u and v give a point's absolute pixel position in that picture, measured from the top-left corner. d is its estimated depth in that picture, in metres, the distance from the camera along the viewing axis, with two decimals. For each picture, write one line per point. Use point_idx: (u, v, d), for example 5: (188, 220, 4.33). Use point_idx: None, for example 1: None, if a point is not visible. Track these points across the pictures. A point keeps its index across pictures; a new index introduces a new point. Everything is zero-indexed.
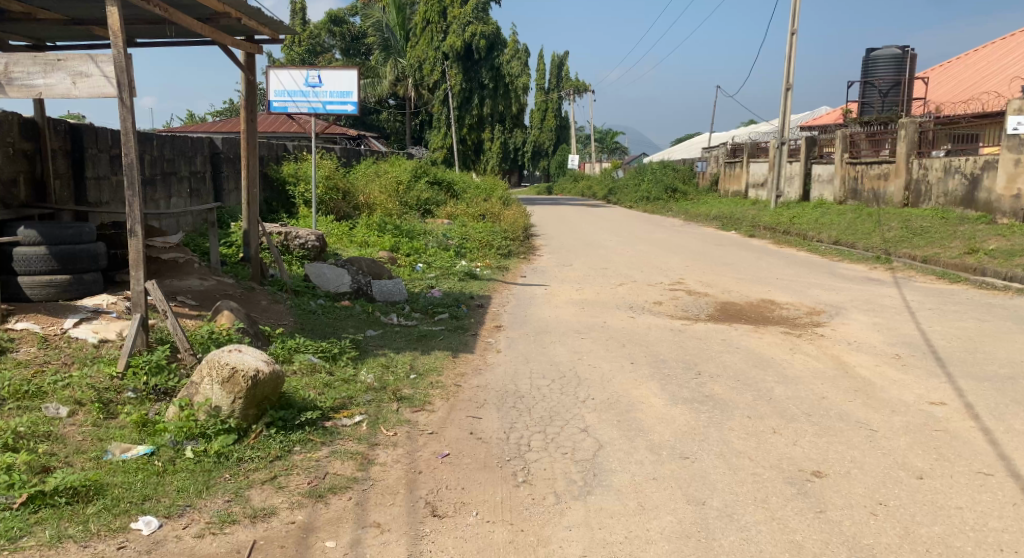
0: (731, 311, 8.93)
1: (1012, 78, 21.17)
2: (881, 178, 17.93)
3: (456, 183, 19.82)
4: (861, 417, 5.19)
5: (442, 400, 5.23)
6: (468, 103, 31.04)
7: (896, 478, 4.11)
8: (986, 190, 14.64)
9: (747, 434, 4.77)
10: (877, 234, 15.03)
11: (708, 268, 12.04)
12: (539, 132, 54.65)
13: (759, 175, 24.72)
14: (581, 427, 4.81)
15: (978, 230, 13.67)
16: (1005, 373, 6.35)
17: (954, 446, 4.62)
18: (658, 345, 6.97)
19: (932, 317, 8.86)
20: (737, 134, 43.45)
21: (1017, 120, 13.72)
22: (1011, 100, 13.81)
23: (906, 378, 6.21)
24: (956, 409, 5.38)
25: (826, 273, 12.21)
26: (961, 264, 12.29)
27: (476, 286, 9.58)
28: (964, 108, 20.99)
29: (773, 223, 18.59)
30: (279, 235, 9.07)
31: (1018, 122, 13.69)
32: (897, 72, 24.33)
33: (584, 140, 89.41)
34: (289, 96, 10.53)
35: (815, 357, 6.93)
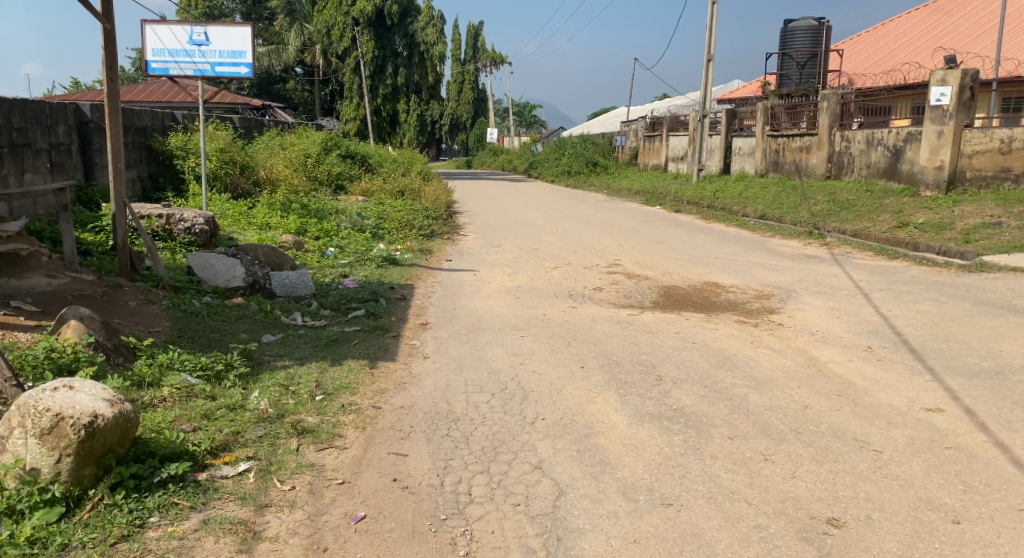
0: (675, 296, 8.02)
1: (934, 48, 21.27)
2: (802, 151, 17.47)
3: (371, 157, 18.43)
4: (857, 433, 4.39)
5: (355, 430, 4.14)
6: (381, 72, 29.40)
7: (929, 524, 3.36)
8: (909, 162, 14.21)
9: (735, 465, 3.89)
10: (804, 207, 14.53)
11: (643, 247, 11.22)
12: (456, 105, 53.05)
13: (679, 149, 24.22)
14: (533, 463, 3.83)
15: (904, 202, 13.21)
16: (990, 367, 5.72)
17: (976, 470, 3.89)
18: (608, 342, 6.01)
19: (887, 299, 8.27)
20: (653, 107, 43.19)
21: (940, 90, 13.29)
22: (934, 71, 13.37)
23: (888, 377, 5.48)
24: (957, 417, 4.65)
25: (761, 250, 11.49)
26: (893, 239, 11.72)
27: (396, 274, 8.42)
28: (884, 80, 20.91)
29: (697, 197, 18.01)
30: (160, 219, 7.69)
31: (941, 93, 13.27)
32: (815, 45, 23.49)
33: (500, 112, 88.19)
34: (170, 56, 8.94)
35: (782, 352, 6.10)
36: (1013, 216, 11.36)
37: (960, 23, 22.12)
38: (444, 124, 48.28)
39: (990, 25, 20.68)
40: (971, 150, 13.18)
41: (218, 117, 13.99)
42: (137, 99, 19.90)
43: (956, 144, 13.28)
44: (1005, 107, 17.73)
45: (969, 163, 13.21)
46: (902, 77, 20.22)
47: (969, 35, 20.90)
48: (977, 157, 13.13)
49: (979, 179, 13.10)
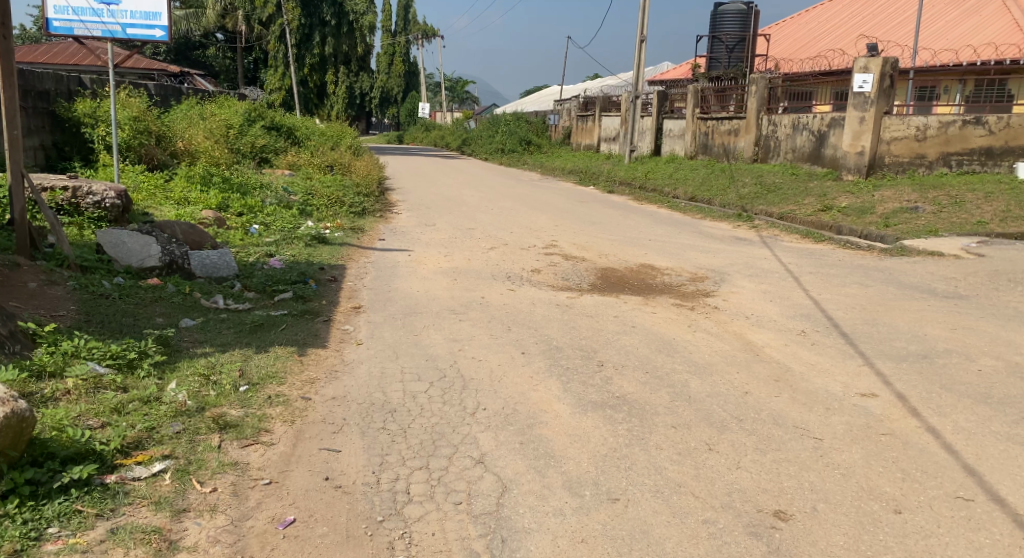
0: (612, 278, 7.87)
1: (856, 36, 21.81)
2: (731, 133, 17.59)
3: (298, 129, 17.76)
4: (797, 418, 4.35)
5: (284, 424, 3.88)
6: (308, 41, 28.35)
7: (872, 514, 3.34)
8: (833, 147, 14.24)
9: (680, 455, 3.80)
10: (732, 189, 14.63)
11: (578, 228, 11.12)
12: (386, 78, 51.79)
13: (611, 129, 24.23)
14: (474, 456, 3.66)
15: (828, 186, 13.33)
16: (918, 351, 5.58)
17: (913, 457, 3.88)
18: (547, 327, 5.84)
19: (817, 282, 7.92)
20: (585, 87, 43.19)
21: (862, 78, 13.34)
22: (856, 58, 13.41)
23: (823, 361, 5.37)
24: (890, 401, 4.61)
25: (693, 232, 11.44)
26: (818, 222, 11.64)
27: (325, 254, 8.04)
28: (810, 65, 21.38)
29: (629, 178, 18.01)
30: (65, 192, 7.14)
31: (864, 81, 13.32)
32: (743, 29, 23.35)
33: (432, 88, 86.78)
34: (74, 15, 8.23)
35: (719, 337, 5.85)
36: (928, 202, 11.56)
37: (879, 12, 22.87)
38: (374, 97, 47.14)
39: (907, 15, 21.42)
40: (889, 137, 13.34)
41: (131, 83, 13.16)
42: (41, 61, 18.71)
43: (876, 130, 13.35)
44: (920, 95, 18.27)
45: (888, 149, 13.37)
46: (827, 63, 20.70)
47: (888, 24, 21.61)
48: (895, 143, 13.34)
49: (896, 165, 13.36)
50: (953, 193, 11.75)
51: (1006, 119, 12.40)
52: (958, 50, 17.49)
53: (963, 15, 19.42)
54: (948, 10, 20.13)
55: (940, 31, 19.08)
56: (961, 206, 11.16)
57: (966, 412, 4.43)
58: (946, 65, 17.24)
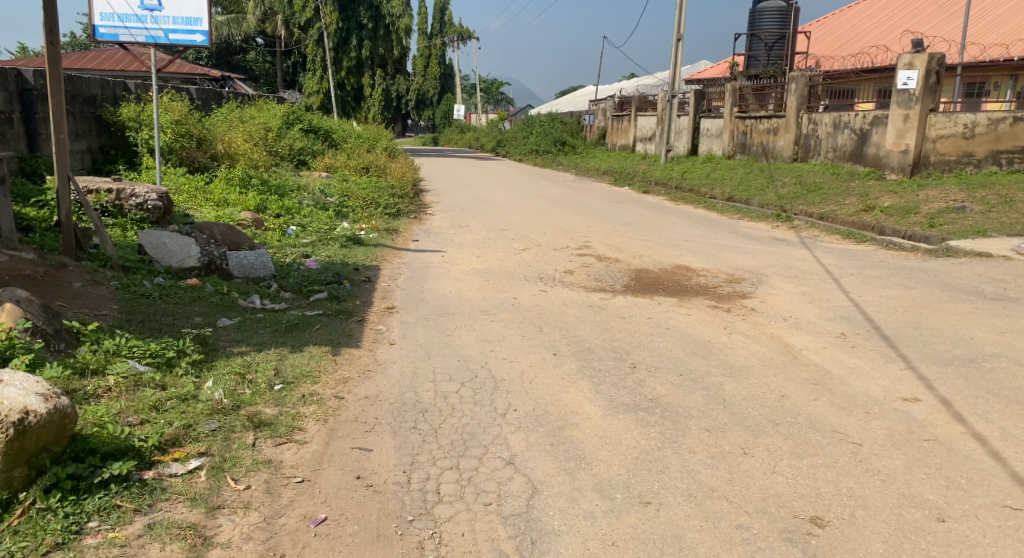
0: (646, 280, 7.79)
1: (900, 32, 21.35)
2: (769, 132, 17.29)
3: (335, 132, 17.95)
4: (835, 422, 4.25)
5: (317, 423, 3.92)
6: (345, 44, 28.58)
7: (914, 522, 3.25)
8: (875, 145, 13.93)
9: (714, 459, 3.74)
10: (771, 189, 14.41)
11: (613, 229, 11.04)
12: (422, 80, 52.02)
13: (647, 129, 24.04)
14: (504, 457, 3.66)
15: (870, 186, 13.04)
16: (963, 355, 5.42)
17: (957, 464, 3.76)
18: (581, 328, 5.81)
19: (857, 284, 7.74)
20: (621, 88, 42.93)
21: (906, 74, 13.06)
22: (901, 54, 13.09)
23: (862, 364, 5.24)
24: (934, 407, 4.47)
25: (730, 232, 11.27)
26: (859, 222, 11.40)
27: (359, 255, 8.10)
28: (852, 62, 20.98)
29: (665, 178, 17.87)
30: (109, 194, 7.32)
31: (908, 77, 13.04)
32: (783, 26, 23.02)
33: (468, 90, 87.08)
34: (120, 21, 8.48)
35: (755, 339, 5.75)
36: (976, 201, 11.25)
37: (923, 7, 22.28)
38: (411, 99, 47.43)
39: (954, 10, 20.83)
40: (935, 135, 13.00)
41: (174, 88, 13.43)
42: (88, 66, 19.18)
43: (921, 128, 13.02)
44: (968, 92, 17.77)
45: (933, 148, 13.04)
46: (870, 60, 20.28)
47: (933, 20, 21.06)
48: (941, 141, 12.99)
49: (941, 164, 13.03)
50: (1002, 192, 11.42)
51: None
52: (1007, 45, 16.99)
53: (1012, 9, 18.87)
54: (996, 4, 19.55)
55: (987, 26, 18.55)
56: (1010, 206, 10.84)
57: (1013, 419, 4.29)
58: (995, 61, 16.76)
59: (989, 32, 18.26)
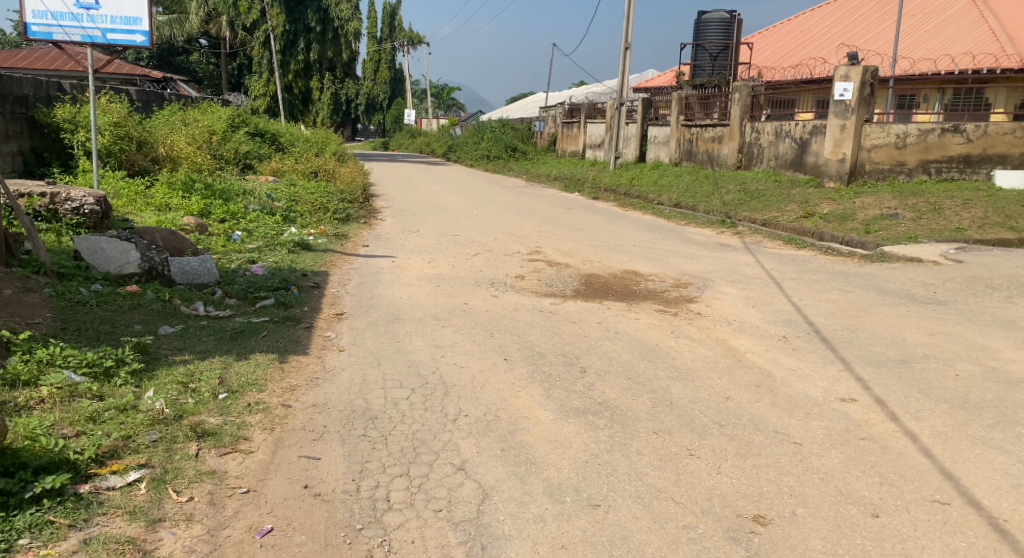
0: (596, 284, 7.87)
1: (837, 44, 22.07)
2: (715, 141, 17.62)
3: (282, 135, 17.71)
4: (777, 423, 4.35)
5: (262, 432, 3.86)
6: (293, 47, 28.13)
7: (851, 518, 3.36)
8: (814, 154, 14.33)
9: (661, 461, 3.80)
10: (716, 196, 14.69)
11: (564, 234, 11.11)
12: (371, 84, 51.61)
13: (596, 136, 24.30)
14: (455, 463, 3.65)
15: (810, 193, 13.38)
16: (896, 355, 5.62)
17: (891, 461, 3.90)
18: (531, 333, 5.84)
19: (798, 288, 7.95)
20: (570, 95, 43.35)
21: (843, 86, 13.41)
22: (837, 66, 13.44)
23: (803, 366, 5.38)
24: (869, 406, 4.62)
25: (677, 238, 11.44)
26: (800, 228, 11.71)
27: (307, 260, 8.00)
28: (792, 73, 21.60)
29: (615, 184, 18.07)
30: (43, 198, 7.10)
31: (844, 89, 13.38)
32: (726, 38, 23.73)
33: (418, 95, 86.82)
34: (53, 19, 8.21)
35: (701, 342, 5.86)
36: (907, 209, 11.66)
37: (859, 21, 23.03)
38: (359, 102, 46.98)
39: (887, 25, 21.59)
40: (870, 144, 13.41)
41: (113, 89, 13.07)
42: (22, 65, 18.52)
43: (857, 139, 13.40)
44: (900, 103, 18.40)
45: (869, 157, 13.46)
46: (809, 71, 20.93)
47: (868, 33, 21.79)
48: (876, 150, 13.42)
49: (876, 172, 13.47)
50: (931, 200, 11.84)
51: (983, 127, 12.59)
52: (936, 59, 17.70)
53: (940, 24, 19.67)
54: (925, 20, 20.36)
55: (918, 42, 19.28)
56: (939, 213, 11.26)
57: (942, 417, 4.46)
58: (925, 73, 17.40)
59: (919, 45, 19.01)
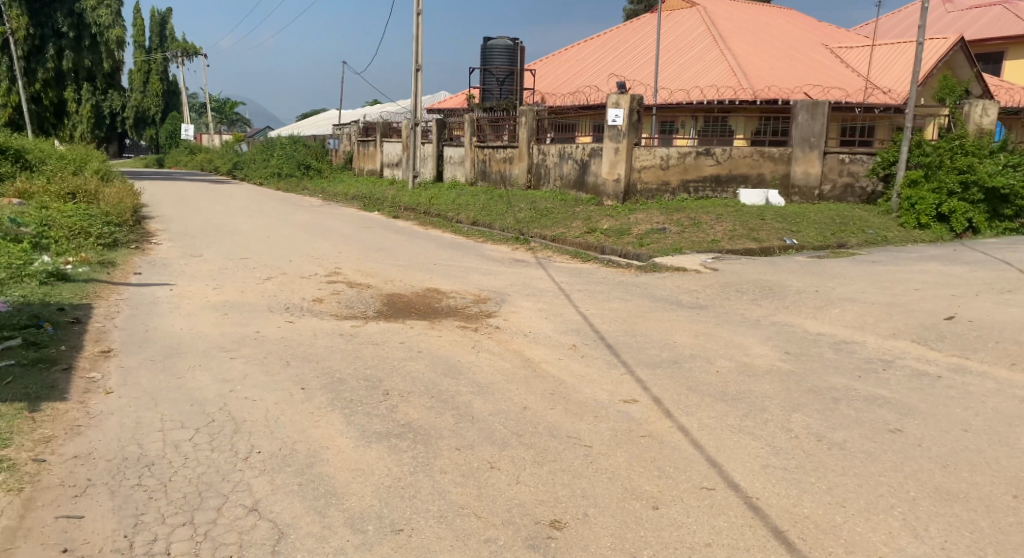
0: (396, 304, 7.89)
1: (609, 73, 23.80)
2: (506, 161, 18.26)
3: (33, 152, 15.94)
4: (570, 429, 4.61)
5: (11, 494, 3.47)
6: (39, 53, 25.51)
7: (634, 513, 3.64)
8: (594, 174, 15.33)
9: (463, 477, 3.89)
10: (510, 213, 15.16)
11: (360, 254, 11.00)
12: (141, 97, 47.91)
13: (392, 155, 24.33)
14: (247, 504, 3.51)
15: (591, 210, 14.20)
16: (670, 357, 6.15)
17: (669, 456, 4.27)
18: (330, 358, 5.73)
19: (586, 299, 8.45)
20: (362, 112, 43.05)
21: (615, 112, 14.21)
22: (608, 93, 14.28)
23: (591, 372, 5.73)
24: (648, 406, 5.02)
25: (474, 254, 11.73)
26: (584, 243, 12.39)
27: (64, 293, 7.27)
28: (570, 100, 23.01)
29: (413, 202, 18.17)
30: None
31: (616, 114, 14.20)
32: (511, 63, 24.68)
33: (198, 110, 81.89)
34: None
35: (499, 356, 6.07)
36: (673, 223, 12.67)
37: (628, 52, 24.99)
38: (128, 116, 43.40)
39: (650, 56, 23.56)
40: (640, 166, 14.48)
41: None
42: None
43: (628, 160, 14.38)
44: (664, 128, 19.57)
45: (640, 177, 14.54)
46: (585, 99, 22.42)
47: (635, 64, 23.67)
48: (645, 171, 14.54)
49: (646, 191, 14.61)
50: (691, 216, 12.98)
51: (729, 150, 14.17)
52: (689, 90, 19.64)
53: (692, 58, 21.82)
54: (680, 53, 22.48)
55: (676, 73, 21.23)
56: (699, 226, 12.30)
57: (708, 410, 4.95)
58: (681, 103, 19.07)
59: (675, 77, 20.99)
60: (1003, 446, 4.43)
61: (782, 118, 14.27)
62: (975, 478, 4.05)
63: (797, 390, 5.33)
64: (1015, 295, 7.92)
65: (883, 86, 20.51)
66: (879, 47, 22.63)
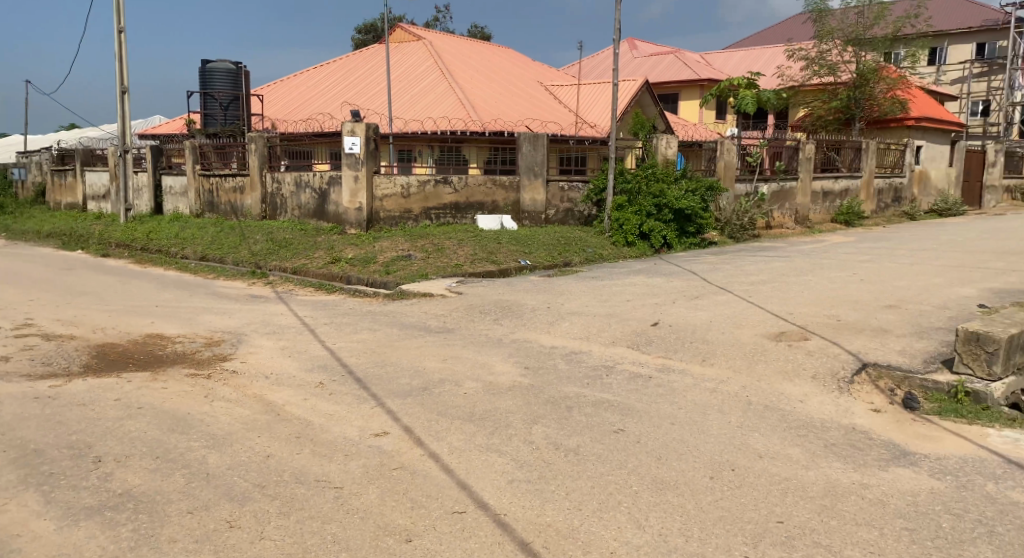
0: (110, 356, 6.99)
1: (341, 99, 23.31)
2: (236, 191, 17.08)
3: None
4: (320, 471, 4.36)
5: None
6: None
7: (387, 550, 3.52)
8: (334, 203, 14.74)
9: (197, 544, 3.52)
10: (245, 246, 13.97)
11: (65, 301, 9.64)
12: None
13: (98, 186, 21.87)
14: None
15: (334, 240, 13.68)
16: (419, 384, 6.08)
17: (420, 485, 4.19)
18: (25, 428, 4.91)
19: (332, 332, 8.14)
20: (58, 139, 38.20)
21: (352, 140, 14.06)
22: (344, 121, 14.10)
23: (339, 409, 5.48)
24: (399, 436, 4.91)
25: (205, 293, 10.83)
26: (328, 273, 11.82)
27: None
28: (303, 126, 22.02)
29: (127, 239, 16.41)
30: None
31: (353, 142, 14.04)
32: (235, 88, 22.17)
33: None
34: None
35: (237, 403, 5.60)
36: (417, 250, 12.62)
37: (359, 77, 24.70)
38: None
39: (382, 84, 23.57)
40: (381, 194, 14.39)
41: None
42: None
43: (369, 188, 14.22)
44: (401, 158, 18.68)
45: (381, 205, 14.44)
46: (319, 125, 21.62)
47: (368, 90, 23.47)
48: (386, 200, 14.48)
49: (389, 219, 14.53)
50: (433, 241, 13.07)
51: (464, 179, 14.64)
52: (422, 120, 19.96)
53: (424, 89, 22.25)
54: (412, 83, 22.79)
55: (409, 103, 21.47)
56: (442, 252, 12.39)
57: (457, 433, 4.96)
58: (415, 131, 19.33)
59: (409, 107, 21.20)
60: (700, 434, 4.94)
61: (507, 147, 14.78)
62: (681, 465, 4.46)
63: (536, 403, 5.53)
64: (702, 299, 8.99)
65: (594, 122, 22.49)
66: (588, 87, 24.83)
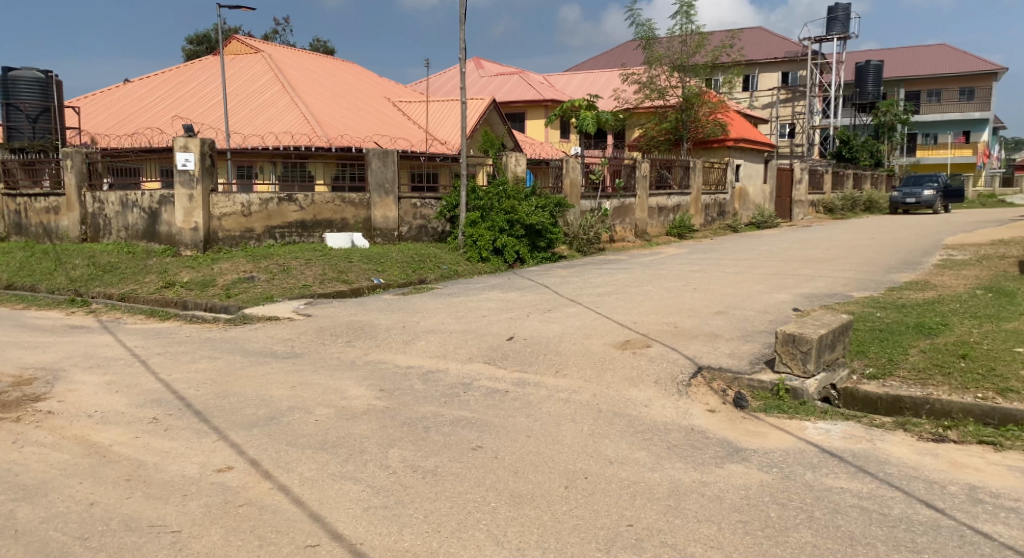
0: None
1: (172, 113, 21.94)
2: (50, 212, 15.57)
3: None
4: (154, 515, 3.96)
5: None
6: None
7: None
8: (166, 224, 13.79)
9: None
10: (60, 273, 12.74)
11: None
12: None
13: None
14: None
15: (167, 263, 12.75)
16: (265, 414, 5.69)
17: (268, 520, 3.90)
18: None
19: (166, 363, 7.50)
20: None
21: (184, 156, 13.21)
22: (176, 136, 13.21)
23: (176, 446, 5.01)
24: (245, 470, 4.56)
25: (13, 326, 9.70)
26: (161, 299, 10.97)
27: None
28: (128, 141, 20.51)
29: None
30: None
31: (186, 158, 13.20)
32: (45, 98, 19.32)
33: None
34: None
35: (54, 447, 4.99)
36: (261, 271, 12.01)
37: (191, 90, 23.37)
38: None
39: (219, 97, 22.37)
40: (219, 213, 13.54)
41: None
42: None
43: (206, 207, 13.37)
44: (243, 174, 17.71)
45: (220, 225, 13.58)
46: (147, 141, 20.25)
47: (201, 104, 22.25)
48: (225, 219, 13.64)
49: (229, 239, 13.68)
50: (279, 262, 12.51)
51: (311, 196, 14.07)
52: (263, 136, 19.17)
53: (264, 103, 21.39)
54: (251, 97, 21.86)
55: (249, 118, 20.55)
56: (288, 273, 11.87)
57: (308, 462, 4.67)
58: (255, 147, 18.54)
59: (248, 122, 20.29)
60: (555, 444, 4.94)
61: (356, 163, 14.50)
62: (536, 477, 4.43)
63: (391, 425, 5.33)
64: (554, 312, 9.10)
65: (444, 139, 22.51)
66: (437, 103, 24.82)
